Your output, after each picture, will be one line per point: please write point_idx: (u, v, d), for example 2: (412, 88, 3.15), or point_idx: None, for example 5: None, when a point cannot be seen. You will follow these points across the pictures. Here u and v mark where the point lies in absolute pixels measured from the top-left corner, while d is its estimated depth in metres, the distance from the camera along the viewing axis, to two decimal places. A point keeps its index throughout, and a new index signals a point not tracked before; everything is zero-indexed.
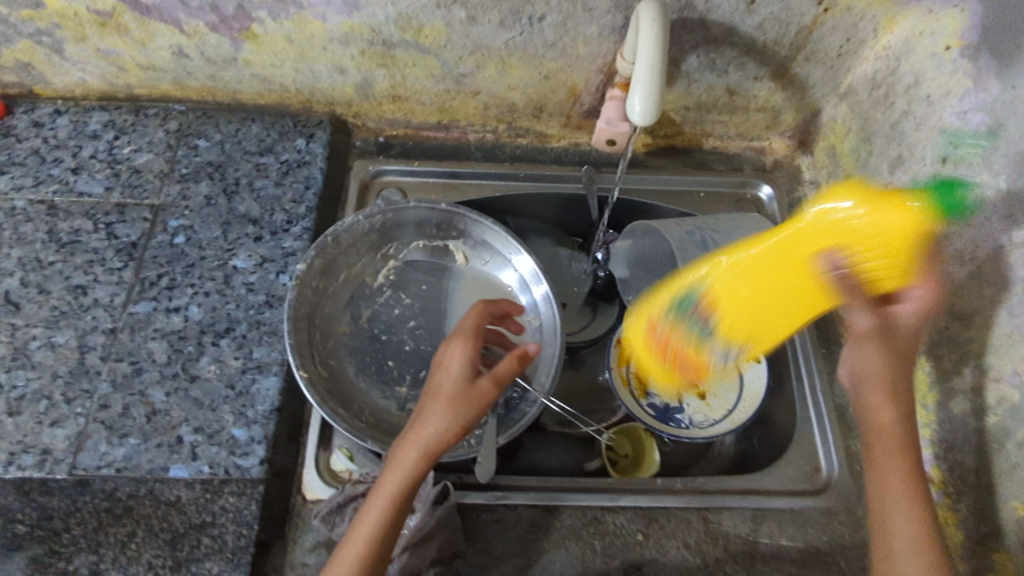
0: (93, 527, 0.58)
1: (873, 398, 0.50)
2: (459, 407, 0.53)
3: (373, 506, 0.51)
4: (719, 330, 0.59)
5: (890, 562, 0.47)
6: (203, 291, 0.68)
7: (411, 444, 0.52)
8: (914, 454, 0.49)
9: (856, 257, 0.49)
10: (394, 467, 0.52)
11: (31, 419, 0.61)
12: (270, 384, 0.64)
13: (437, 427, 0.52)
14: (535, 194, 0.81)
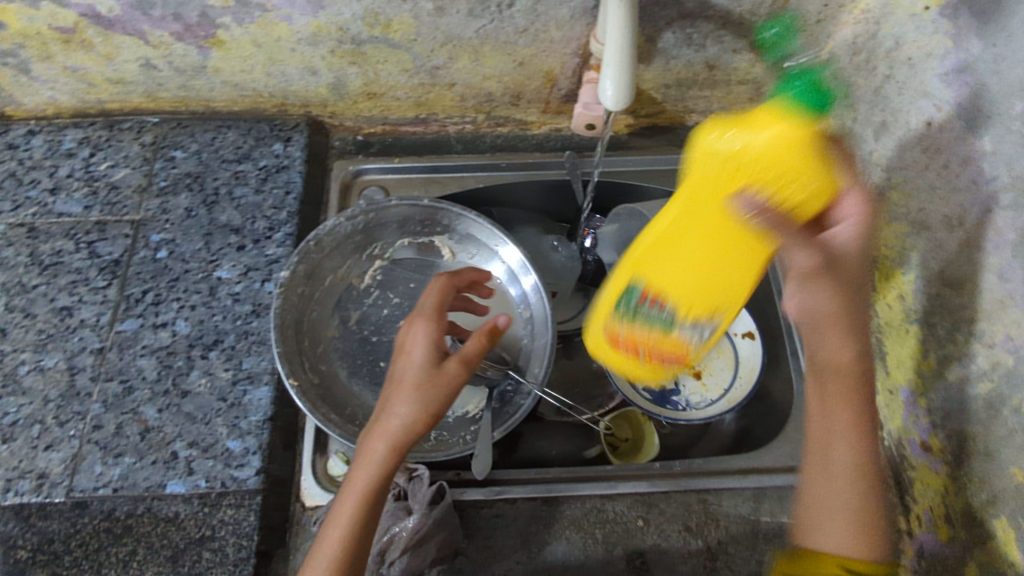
0: (94, 547, 0.58)
1: (828, 338, 0.49)
2: (426, 394, 0.51)
3: (344, 504, 0.50)
4: (679, 315, 0.54)
5: (825, 488, 0.49)
6: (189, 304, 0.68)
7: (379, 437, 0.51)
8: (863, 399, 0.50)
9: (773, 194, 0.49)
10: (365, 463, 0.50)
11: (25, 444, 0.61)
12: (262, 393, 0.63)
13: (404, 417, 0.50)
14: (519, 183, 0.80)
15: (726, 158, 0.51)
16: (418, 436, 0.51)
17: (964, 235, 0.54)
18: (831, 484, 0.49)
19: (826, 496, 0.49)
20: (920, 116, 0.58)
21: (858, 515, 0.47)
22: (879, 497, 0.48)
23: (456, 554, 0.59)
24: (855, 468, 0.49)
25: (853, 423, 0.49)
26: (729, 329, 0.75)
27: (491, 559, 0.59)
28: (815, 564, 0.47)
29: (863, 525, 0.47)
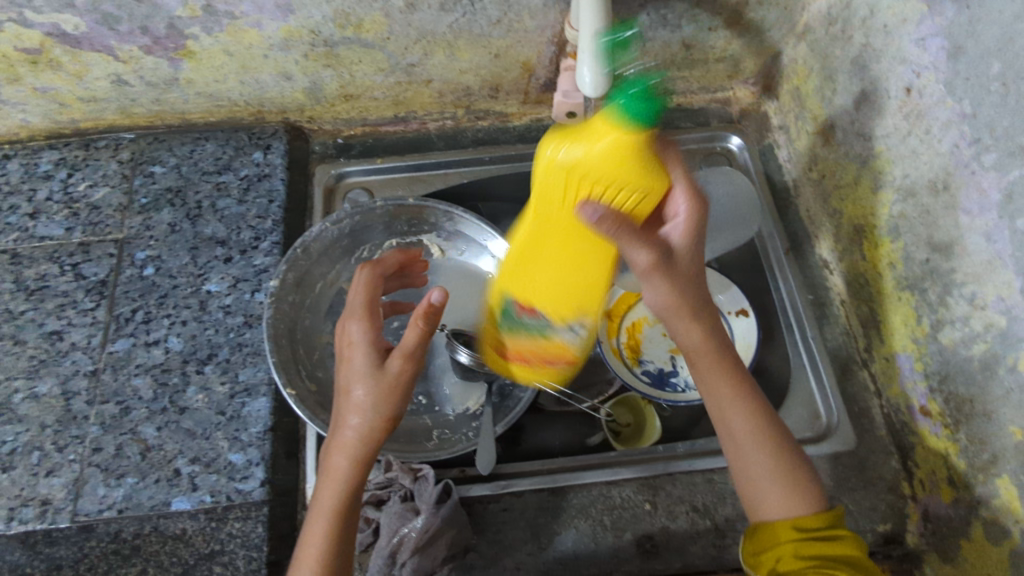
0: (103, 570, 0.57)
1: (679, 326, 0.52)
2: (377, 400, 0.50)
3: (316, 525, 0.49)
4: (553, 322, 0.54)
5: (742, 455, 0.51)
6: (181, 320, 0.67)
7: (338, 450, 0.51)
8: (737, 362, 0.53)
9: (608, 197, 0.46)
10: (329, 478, 0.50)
11: (26, 471, 0.60)
12: (261, 404, 0.63)
13: (358, 426, 0.50)
14: (502, 177, 0.80)
15: (578, 174, 0.46)
16: (377, 442, 0.51)
17: (949, 199, 0.54)
18: (749, 447, 0.50)
19: (750, 464, 0.50)
20: (899, 82, 0.58)
21: (777, 473, 0.50)
22: (790, 446, 0.51)
23: (467, 549, 0.59)
24: (734, 433, 0.51)
25: (745, 398, 0.51)
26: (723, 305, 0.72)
27: (502, 552, 0.60)
28: (770, 533, 0.48)
29: (788, 479, 0.49)
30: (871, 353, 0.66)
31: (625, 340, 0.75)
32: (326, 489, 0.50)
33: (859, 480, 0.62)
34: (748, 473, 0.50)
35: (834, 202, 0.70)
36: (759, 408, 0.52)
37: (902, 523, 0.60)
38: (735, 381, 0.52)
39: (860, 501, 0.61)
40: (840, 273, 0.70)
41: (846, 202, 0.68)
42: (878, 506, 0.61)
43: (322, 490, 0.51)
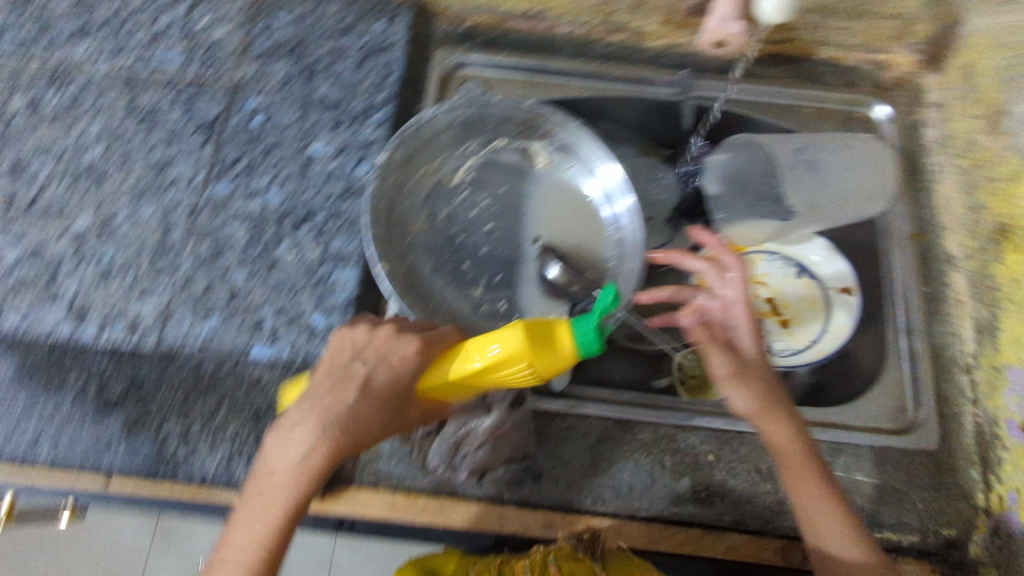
0: (180, 397, 0.59)
1: (764, 423, 0.54)
2: (370, 365, 0.54)
3: (305, 423, 0.51)
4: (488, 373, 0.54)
5: (808, 517, 0.53)
6: (283, 176, 0.66)
7: (314, 419, 0.52)
8: (804, 437, 0.54)
9: (565, 354, 0.54)
10: (278, 428, 0.53)
11: (120, 288, 0.62)
12: (349, 275, 0.63)
13: (408, 363, 0.54)
14: (621, 97, 0.76)
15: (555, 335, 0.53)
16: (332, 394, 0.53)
17: None
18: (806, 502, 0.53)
19: (814, 517, 0.52)
20: None
21: (853, 527, 0.52)
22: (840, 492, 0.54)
23: (528, 455, 0.61)
24: (797, 490, 0.53)
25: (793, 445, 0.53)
26: (826, 283, 0.70)
27: (559, 467, 0.61)
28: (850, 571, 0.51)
29: (857, 530, 0.52)
30: (980, 360, 0.63)
31: None
32: (273, 434, 0.52)
33: (935, 483, 0.60)
34: (821, 535, 0.52)
35: (982, 195, 0.65)
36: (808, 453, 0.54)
37: (968, 532, 0.58)
38: (790, 427, 0.54)
39: (928, 503, 0.59)
40: (965, 271, 0.67)
41: (998, 198, 0.63)
42: (947, 511, 0.59)
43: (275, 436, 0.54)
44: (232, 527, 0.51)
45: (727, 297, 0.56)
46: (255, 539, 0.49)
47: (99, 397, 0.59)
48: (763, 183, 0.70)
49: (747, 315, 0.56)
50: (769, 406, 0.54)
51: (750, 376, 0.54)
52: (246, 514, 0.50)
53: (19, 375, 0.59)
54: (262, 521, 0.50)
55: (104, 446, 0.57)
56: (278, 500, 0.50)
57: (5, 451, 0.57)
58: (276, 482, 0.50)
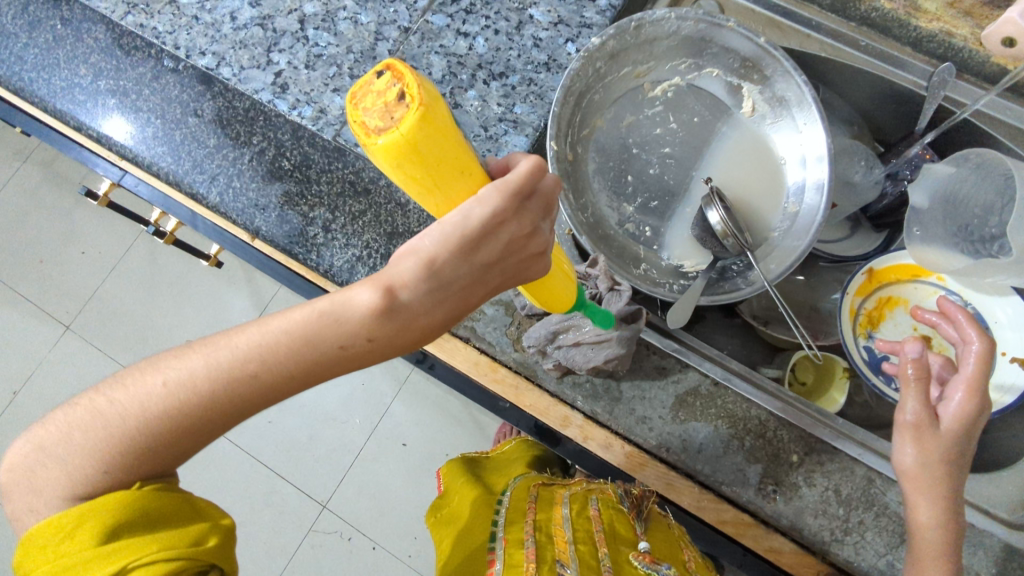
0: (335, 192, 0.62)
1: (913, 496, 0.51)
2: (517, 262, 0.40)
3: (403, 293, 0.37)
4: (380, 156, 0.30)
5: None
6: (494, 28, 0.67)
7: (467, 252, 0.36)
8: (952, 543, 0.49)
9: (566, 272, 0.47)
10: (425, 263, 0.36)
11: (320, 78, 0.65)
12: (519, 142, 0.63)
13: (538, 269, 0.41)
14: (862, 75, 0.69)
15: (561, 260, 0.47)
16: (470, 275, 0.38)
17: None
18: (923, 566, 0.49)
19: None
20: None
21: None
22: None
23: (613, 375, 0.60)
24: (919, 549, 0.50)
25: (940, 510, 0.49)
26: (1001, 344, 0.62)
27: (638, 399, 0.60)
28: None
29: None
30: None
31: (868, 308, 0.68)
32: (414, 259, 0.36)
33: None
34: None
35: None
36: (949, 525, 0.49)
37: None
38: (946, 495, 0.50)
39: None
40: None
41: None
42: None
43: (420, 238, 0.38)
44: (295, 322, 0.39)
45: (964, 368, 0.52)
46: (312, 352, 0.38)
47: (271, 163, 0.63)
48: (977, 218, 0.63)
49: (969, 393, 0.51)
50: (939, 471, 0.50)
51: (933, 436, 0.51)
52: (319, 328, 0.38)
53: (217, 120, 0.65)
54: (332, 340, 0.38)
55: (261, 208, 0.62)
56: (370, 332, 0.38)
57: (184, 178, 0.63)
58: (389, 315, 0.37)
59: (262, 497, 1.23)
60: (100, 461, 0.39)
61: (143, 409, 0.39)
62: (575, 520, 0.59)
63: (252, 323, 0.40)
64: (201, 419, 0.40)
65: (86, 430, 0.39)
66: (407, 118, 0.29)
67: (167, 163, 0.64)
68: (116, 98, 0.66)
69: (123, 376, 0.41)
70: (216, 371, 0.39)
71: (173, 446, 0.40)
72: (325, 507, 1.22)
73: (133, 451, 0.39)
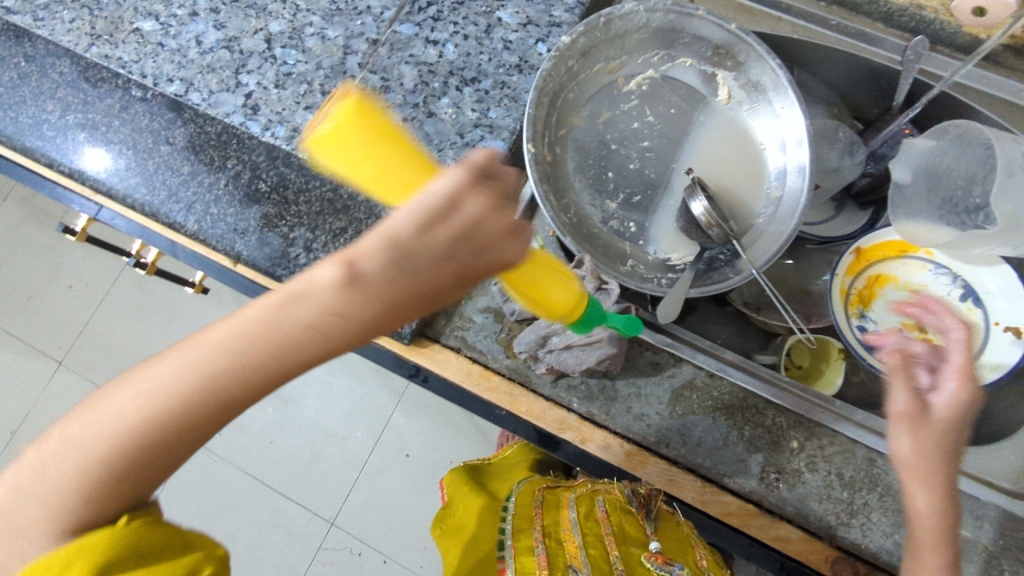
0: (315, 210, 0.62)
1: (912, 487, 0.49)
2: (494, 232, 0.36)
3: (377, 265, 0.34)
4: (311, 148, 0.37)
5: None
6: (463, 33, 0.66)
7: (434, 224, 0.35)
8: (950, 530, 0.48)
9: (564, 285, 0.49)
10: (386, 236, 0.34)
11: (291, 97, 0.64)
12: (497, 146, 0.62)
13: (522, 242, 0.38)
14: (836, 53, 0.68)
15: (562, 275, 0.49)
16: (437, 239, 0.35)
17: None
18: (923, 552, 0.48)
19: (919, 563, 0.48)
20: None
21: None
22: None
23: (608, 374, 0.60)
24: (920, 537, 0.49)
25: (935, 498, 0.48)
26: (992, 317, 0.62)
27: (635, 396, 0.59)
28: None
29: None
30: None
31: (858, 287, 0.67)
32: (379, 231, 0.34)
33: None
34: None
35: None
36: (941, 507, 0.49)
37: None
38: (940, 480, 0.49)
39: None
40: None
41: None
42: None
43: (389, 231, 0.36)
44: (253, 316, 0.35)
45: (954, 356, 0.50)
46: (284, 344, 0.35)
47: (248, 186, 0.63)
48: (961, 188, 0.63)
49: (961, 380, 0.48)
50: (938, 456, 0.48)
51: (927, 424, 0.48)
52: (277, 321, 0.35)
53: (190, 146, 0.64)
54: (306, 332, 0.35)
55: (241, 232, 0.62)
56: (346, 316, 0.34)
57: (161, 209, 0.63)
58: (343, 297, 0.34)
59: (268, 517, 1.22)
60: (83, 492, 0.37)
61: (113, 431, 0.36)
62: (584, 523, 0.59)
63: (220, 323, 0.36)
64: (177, 431, 0.36)
65: (57, 459, 0.37)
66: (340, 110, 0.36)
67: (142, 194, 0.63)
68: (86, 132, 0.65)
69: (89, 403, 0.38)
70: (182, 385, 0.36)
71: (146, 465, 0.37)
72: (333, 523, 1.21)
73: (107, 473, 0.37)
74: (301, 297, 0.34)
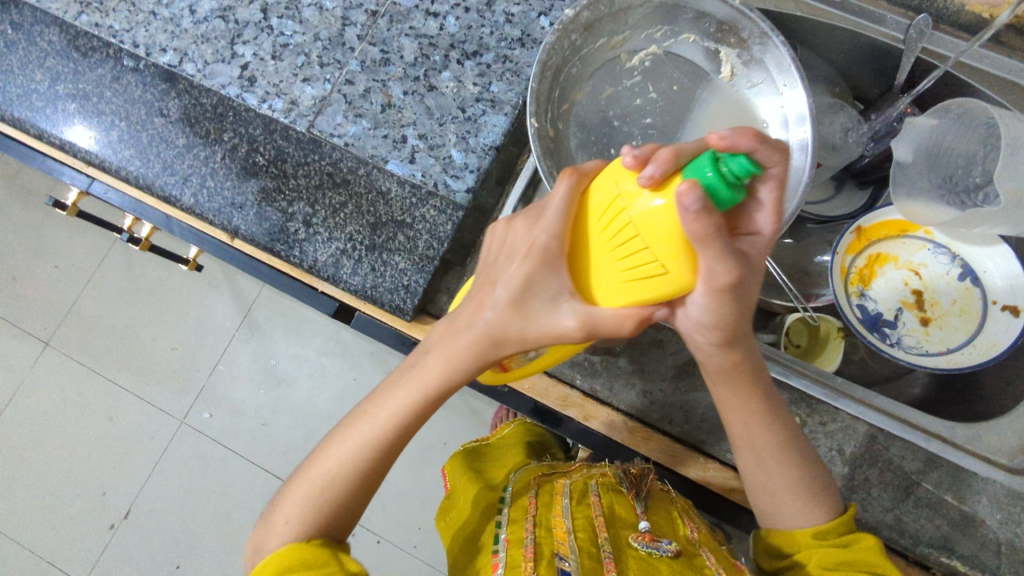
0: (314, 185, 0.60)
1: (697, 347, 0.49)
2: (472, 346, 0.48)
3: (378, 411, 0.52)
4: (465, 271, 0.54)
5: (766, 484, 0.52)
6: (464, 6, 0.65)
7: (455, 338, 0.50)
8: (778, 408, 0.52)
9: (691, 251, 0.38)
10: (465, 335, 0.49)
11: (288, 69, 0.63)
12: (499, 121, 0.62)
13: (483, 323, 0.48)
14: (839, 30, 0.68)
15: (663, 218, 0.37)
16: (461, 367, 0.49)
17: None
18: (775, 489, 0.52)
19: (773, 502, 0.53)
20: None
21: (797, 483, 0.52)
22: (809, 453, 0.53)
23: (610, 350, 0.59)
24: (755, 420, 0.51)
25: (774, 443, 0.52)
26: (988, 294, 0.63)
27: (638, 373, 0.59)
28: (789, 539, 0.52)
29: (804, 490, 0.52)
30: None
31: (859, 265, 0.67)
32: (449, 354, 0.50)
33: None
34: (775, 516, 0.53)
35: None
36: (786, 446, 0.52)
37: None
38: (769, 425, 0.52)
39: (1014, 549, 0.54)
40: None
41: None
42: None
43: (552, 236, 0.43)
44: (458, 371, 0.50)
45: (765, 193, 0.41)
46: (381, 460, 0.53)
47: (244, 159, 0.61)
48: (961, 168, 0.63)
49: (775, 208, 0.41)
50: (707, 332, 0.46)
51: (733, 376, 0.50)
52: (444, 366, 0.50)
53: (185, 118, 0.62)
54: (378, 455, 0.52)
55: (238, 206, 0.60)
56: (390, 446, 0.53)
57: (156, 182, 0.61)
58: (486, 325, 0.48)
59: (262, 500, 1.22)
60: (342, 493, 0.52)
61: (369, 442, 0.52)
62: (575, 507, 0.59)
63: (328, 456, 0.53)
64: (393, 436, 0.52)
65: (306, 497, 0.52)
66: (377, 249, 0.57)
67: (136, 167, 0.61)
68: (77, 103, 0.63)
69: (335, 444, 0.53)
70: (402, 410, 0.52)
71: (381, 456, 0.52)
72: None
73: (361, 474, 0.52)
74: (543, 334, 0.45)
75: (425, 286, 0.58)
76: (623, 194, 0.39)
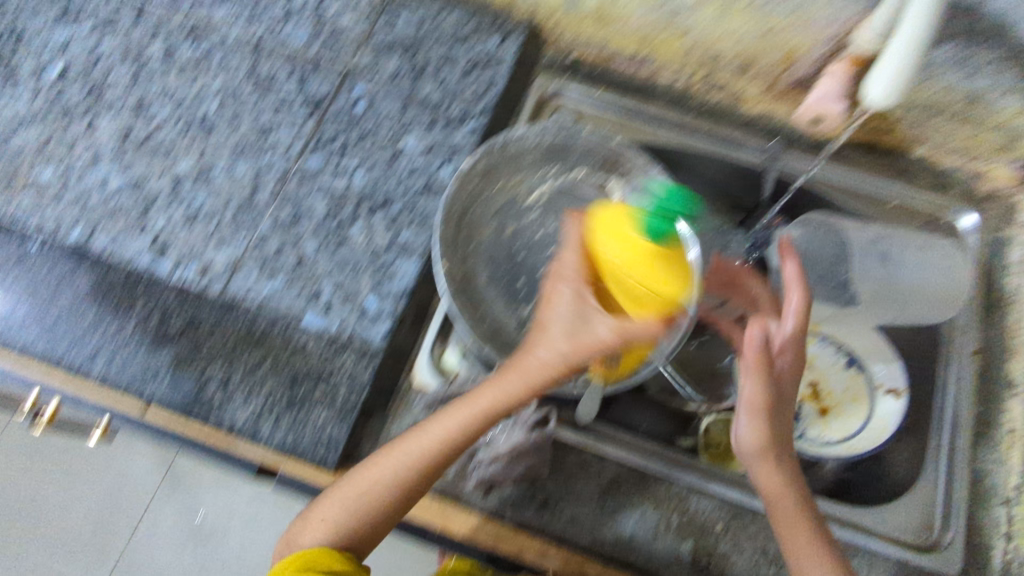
0: (229, 346, 0.61)
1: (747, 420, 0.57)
2: (515, 378, 0.57)
3: (392, 458, 0.57)
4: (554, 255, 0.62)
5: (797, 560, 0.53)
6: (370, 162, 0.70)
7: (500, 384, 0.57)
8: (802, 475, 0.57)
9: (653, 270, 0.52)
10: (526, 385, 0.57)
11: (201, 234, 0.65)
12: (410, 266, 0.65)
13: (542, 358, 0.56)
14: (709, 156, 0.76)
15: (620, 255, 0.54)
16: (512, 396, 0.57)
17: None
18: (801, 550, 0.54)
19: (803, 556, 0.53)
20: None
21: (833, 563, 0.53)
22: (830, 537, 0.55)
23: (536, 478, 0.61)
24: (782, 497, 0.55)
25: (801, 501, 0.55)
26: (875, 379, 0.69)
27: (565, 498, 0.61)
28: None
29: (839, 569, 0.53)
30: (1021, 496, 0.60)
31: None
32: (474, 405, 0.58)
33: None
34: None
35: None
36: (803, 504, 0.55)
37: None
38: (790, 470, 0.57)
39: None
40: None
41: None
42: None
43: (574, 285, 0.57)
44: (493, 397, 0.57)
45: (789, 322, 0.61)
46: (390, 513, 0.57)
47: (157, 329, 0.62)
48: (828, 271, 0.71)
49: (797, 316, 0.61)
50: (759, 437, 0.57)
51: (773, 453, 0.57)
52: (497, 394, 0.57)
53: (94, 292, 0.63)
54: (389, 506, 0.57)
55: (152, 375, 0.60)
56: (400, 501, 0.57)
57: (64, 358, 0.61)
58: (535, 362, 0.57)
59: None
60: (356, 533, 0.57)
61: (380, 490, 0.56)
62: None
63: (336, 498, 0.57)
64: (403, 497, 0.57)
65: (318, 529, 0.57)
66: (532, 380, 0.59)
67: (44, 345, 0.61)
68: None
69: (342, 488, 0.58)
70: (444, 439, 0.57)
71: (393, 509, 0.57)
72: None
73: (369, 523, 0.57)
74: (590, 344, 0.54)
75: (346, 436, 0.59)
76: (608, 256, 0.55)
